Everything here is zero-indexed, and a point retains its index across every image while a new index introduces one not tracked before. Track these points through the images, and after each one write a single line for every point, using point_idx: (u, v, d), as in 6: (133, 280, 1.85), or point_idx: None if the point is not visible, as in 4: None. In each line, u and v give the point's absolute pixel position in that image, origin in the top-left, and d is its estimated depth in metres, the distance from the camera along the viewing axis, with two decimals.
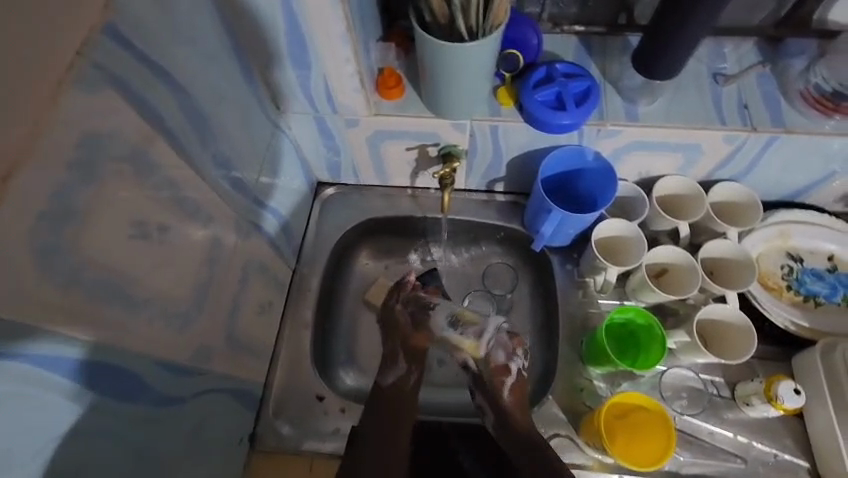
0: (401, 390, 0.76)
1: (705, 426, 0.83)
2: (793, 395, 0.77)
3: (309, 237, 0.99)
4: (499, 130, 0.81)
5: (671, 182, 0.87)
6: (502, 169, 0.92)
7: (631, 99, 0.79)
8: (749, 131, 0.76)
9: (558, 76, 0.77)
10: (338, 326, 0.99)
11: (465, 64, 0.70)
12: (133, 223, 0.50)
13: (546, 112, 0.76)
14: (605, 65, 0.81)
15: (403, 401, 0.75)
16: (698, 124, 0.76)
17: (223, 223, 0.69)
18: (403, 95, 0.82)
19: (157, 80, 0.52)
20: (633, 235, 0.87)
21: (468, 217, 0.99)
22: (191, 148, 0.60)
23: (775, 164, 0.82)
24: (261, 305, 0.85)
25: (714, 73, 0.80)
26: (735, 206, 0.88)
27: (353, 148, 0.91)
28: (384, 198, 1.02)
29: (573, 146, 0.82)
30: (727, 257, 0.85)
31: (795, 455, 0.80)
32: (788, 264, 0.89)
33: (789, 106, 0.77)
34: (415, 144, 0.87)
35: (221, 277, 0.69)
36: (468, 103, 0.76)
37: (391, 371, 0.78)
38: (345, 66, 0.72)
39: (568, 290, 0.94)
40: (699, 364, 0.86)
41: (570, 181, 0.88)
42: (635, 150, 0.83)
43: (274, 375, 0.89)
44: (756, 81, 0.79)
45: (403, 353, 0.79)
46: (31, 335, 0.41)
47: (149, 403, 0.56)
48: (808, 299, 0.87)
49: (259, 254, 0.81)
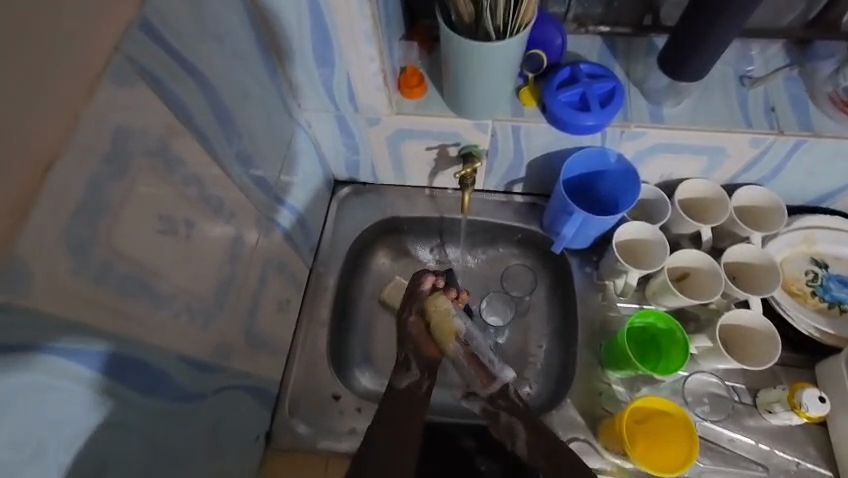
0: (412, 394, 0.75)
1: (726, 432, 0.81)
2: (817, 402, 0.76)
3: (327, 236, 0.99)
4: (521, 130, 0.80)
5: (694, 185, 0.86)
6: (522, 170, 0.91)
7: (655, 100, 0.78)
8: (775, 134, 0.75)
9: (582, 76, 0.77)
10: (354, 325, 0.99)
11: (491, 64, 0.69)
12: (160, 217, 0.50)
13: (570, 113, 0.75)
14: (629, 66, 0.81)
15: (415, 408, 0.73)
16: (724, 127, 0.76)
17: (245, 220, 0.69)
18: (425, 95, 0.81)
19: (187, 76, 0.53)
20: (655, 238, 0.86)
21: (486, 218, 0.98)
22: (217, 145, 0.60)
23: (801, 168, 0.81)
24: (280, 303, 0.85)
25: (740, 75, 0.79)
26: (759, 210, 0.87)
27: (373, 147, 0.91)
28: (401, 198, 1.01)
29: (595, 148, 0.82)
30: (750, 262, 0.84)
31: (819, 464, 0.79)
32: (812, 270, 0.87)
33: (817, 109, 0.76)
34: (435, 144, 0.87)
35: (243, 274, 0.69)
36: (491, 102, 0.76)
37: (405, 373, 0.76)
38: (369, 64, 0.72)
39: (587, 293, 0.93)
40: (720, 370, 0.85)
41: (592, 183, 0.87)
42: (658, 153, 0.82)
43: (291, 373, 0.89)
44: (784, 84, 0.78)
45: (415, 359, 0.76)
46: (63, 329, 0.41)
47: (170, 398, 0.56)
48: (832, 305, 0.85)
49: (279, 252, 0.81)
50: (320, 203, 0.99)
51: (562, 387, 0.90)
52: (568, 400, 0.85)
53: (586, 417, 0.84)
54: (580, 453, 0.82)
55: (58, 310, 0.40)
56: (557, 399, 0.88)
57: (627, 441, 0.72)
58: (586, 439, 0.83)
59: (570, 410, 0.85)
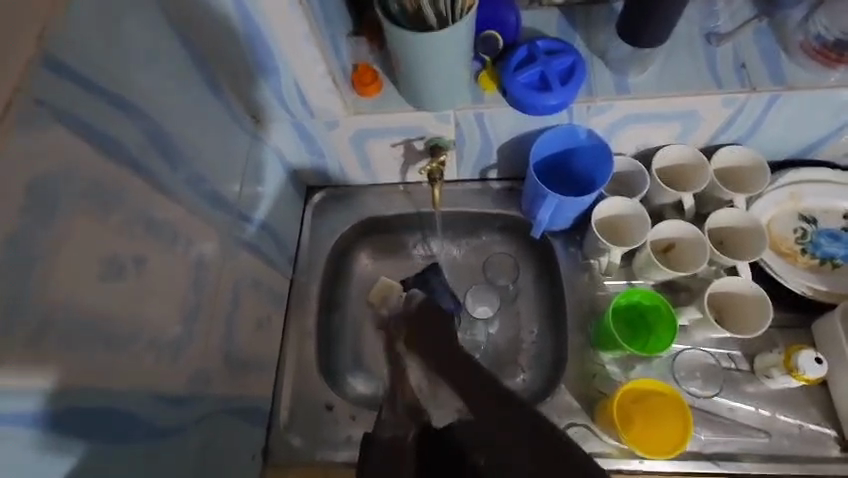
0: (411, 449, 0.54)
1: (724, 402, 0.80)
2: (814, 364, 0.74)
3: (304, 244, 0.97)
4: (484, 117, 0.77)
5: (671, 152, 0.83)
6: (493, 156, 0.88)
7: (620, 70, 0.74)
8: (747, 92, 0.71)
9: (540, 54, 0.73)
10: (342, 331, 0.97)
11: (438, 53, 0.66)
12: (103, 260, 0.49)
13: (530, 94, 0.72)
14: (590, 37, 0.77)
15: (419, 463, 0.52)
16: (693, 90, 0.72)
17: (208, 243, 0.67)
18: (381, 91, 0.78)
19: (110, 108, 0.50)
20: (635, 212, 0.83)
21: (463, 207, 0.96)
22: (160, 172, 0.58)
23: (778, 122, 0.77)
24: (258, 320, 0.83)
25: (707, 33, 0.75)
26: (740, 171, 0.84)
27: (337, 149, 0.88)
28: (376, 196, 0.99)
29: (563, 126, 0.79)
30: (734, 226, 0.82)
31: (822, 425, 0.78)
32: (801, 227, 0.84)
33: (789, 61, 0.72)
34: (400, 140, 0.84)
35: (212, 299, 0.68)
36: (448, 91, 0.73)
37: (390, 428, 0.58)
38: (313, 67, 0.69)
39: (573, 274, 0.91)
40: (714, 340, 0.83)
41: (565, 161, 0.84)
42: (629, 124, 0.79)
43: (281, 388, 0.88)
44: (753, 37, 0.74)
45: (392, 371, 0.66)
46: None
47: (143, 439, 0.55)
48: (824, 262, 0.82)
49: (251, 268, 0.80)
50: (293, 212, 0.96)
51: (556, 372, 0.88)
52: (562, 386, 0.84)
53: (583, 401, 0.83)
54: (580, 439, 0.80)
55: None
56: (551, 385, 0.87)
57: (618, 424, 0.71)
58: (585, 424, 0.81)
59: (565, 395, 0.83)
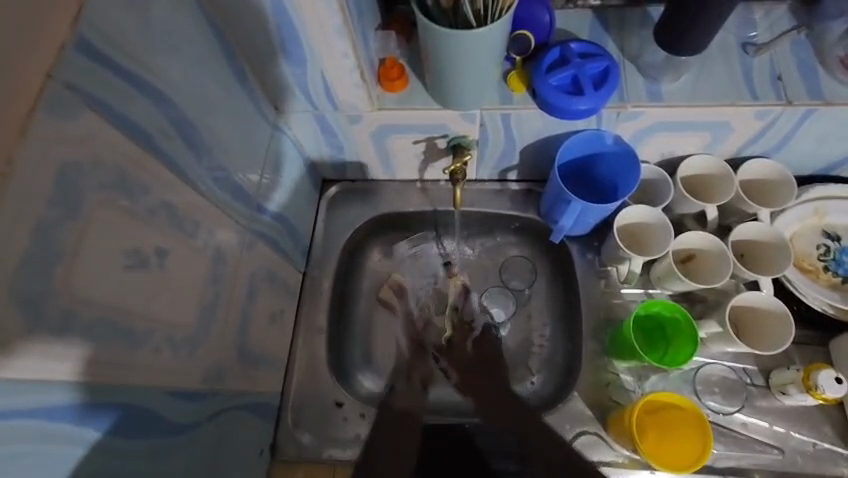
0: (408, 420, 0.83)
1: (738, 416, 0.79)
2: (834, 384, 0.73)
3: (318, 238, 0.96)
4: (511, 118, 0.76)
5: (697, 162, 0.82)
6: (515, 157, 0.87)
7: (653, 77, 0.73)
8: (783, 105, 0.70)
9: (573, 57, 0.71)
10: (353, 328, 0.97)
11: (472, 51, 0.64)
12: (127, 251, 0.47)
13: (561, 98, 0.70)
14: (623, 41, 0.75)
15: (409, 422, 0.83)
16: (727, 100, 0.71)
17: (228, 236, 0.66)
18: (407, 87, 0.77)
19: (139, 95, 0.48)
20: (657, 221, 0.82)
21: (481, 207, 0.95)
22: (184, 163, 0.56)
23: (810, 137, 0.76)
24: (272, 314, 0.82)
25: (743, 43, 0.74)
26: (765, 184, 0.83)
27: (357, 144, 0.86)
28: (393, 193, 0.98)
29: (591, 131, 0.77)
30: (759, 240, 0.81)
31: (835, 444, 0.77)
32: (824, 244, 0.83)
33: (827, 75, 0.71)
34: (422, 137, 0.83)
35: (229, 293, 0.67)
36: (476, 90, 0.71)
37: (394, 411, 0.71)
38: (343, 61, 0.67)
39: (589, 280, 0.90)
40: (730, 354, 0.83)
41: (589, 167, 0.83)
42: (658, 131, 0.77)
43: (290, 383, 0.87)
44: (791, 49, 0.73)
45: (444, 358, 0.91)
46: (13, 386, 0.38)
47: (158, 434, 0.53)
48: (846, 280, 0.82)
49: (268, 262, 0.78)
50: (308, 205, 0.95)
51: (567, 377, 0.87)
52: (575, 393, 0.83)
53: (595, 409, 0.82)
54: (591, 447, 0.80)
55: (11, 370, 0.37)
56: (563, 392, 0.86)
57: (636, 435, 0.70)
58: (596, 432, 0.81)
59: (577, 403, 0.83)
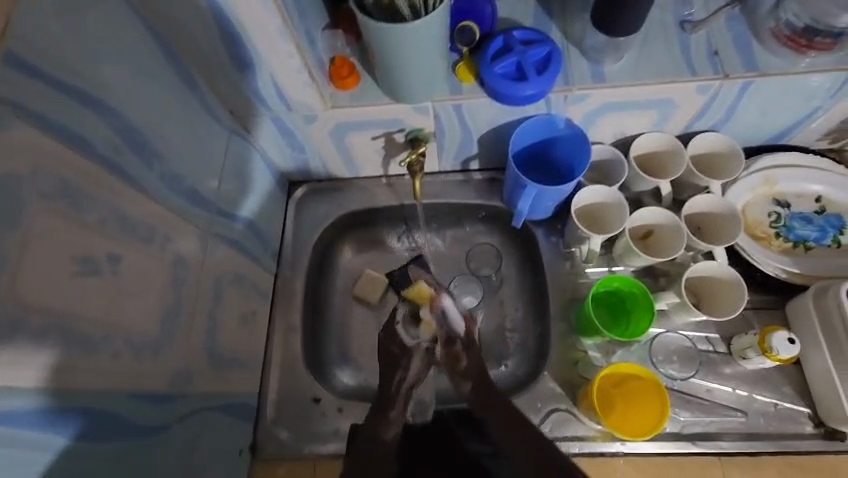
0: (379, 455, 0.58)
1: (702, 383, 0.82)
2: (788, 345, 0.76)
3: (287, 239, 0.97)
4: (463, 108, 0.77)
5: (647, 140, 0.84)
6: (474, 147, 0.89)
7: (596, 59, 0.75)
8: (721, 79, 0.72)
9: (516, 44, 0.73)
10: (329, 324, 0.98)
11: (413, 45, 0.66)
12: (77, 259, 0.48)
13: (506, 85, 0.72)
14: (566, 27, 0.77)
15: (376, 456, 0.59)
16: (667, 78, 0.73)
17: (188, 241, 0.67)
18: (359, 84, 0.78)
19: (80, 106, 0.50)
20: (614, 200, 0.85)
21: (446, 198, 0.96)
22: (135, 170, 0.57)
23: (751, 108, 0.79)
24: (243, 315, 0.83)
25: (680, 21, 0.76)
26: (715, 157, 0.85)
27: (317, 143, 0.88)
28: (359, 190, 0.99)
29: (541, 115, 0.79)
30: (713, 212, 0.83)
31: (796, 403, 0.80)
32: (775, 211, 0.86)
33: (760, 47, 0.73)
34: (380, 132, 0.84)
35: (193, 296, 0.68)
36: (425, 84, 0.73)
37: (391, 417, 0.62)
38: (290, 61, 0.68)
39: (555, 262, 0.92)
40: (692, 324, 0.85)
41: (544, 151, 0.85)
42: (606, 112, 0.79)
43: (267, 383, 0.88)
44: (726, 24, 0.75)
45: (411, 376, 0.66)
46: None
47: (125, 437, 0.54)
48: (797, 244, 0.84)
49: (234, 265, 0.80)
50: (275, 207, 0.96)
51: (539, 358, 0.89)
52: (545, 373, 0.85)
53: (566, 387, 0.84)
54: (563, 424, 0.82)
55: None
56: (534, 373, 0.88)
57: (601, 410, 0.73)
58: (568, 409, 0.82)
59: (548, 382, 0.85)
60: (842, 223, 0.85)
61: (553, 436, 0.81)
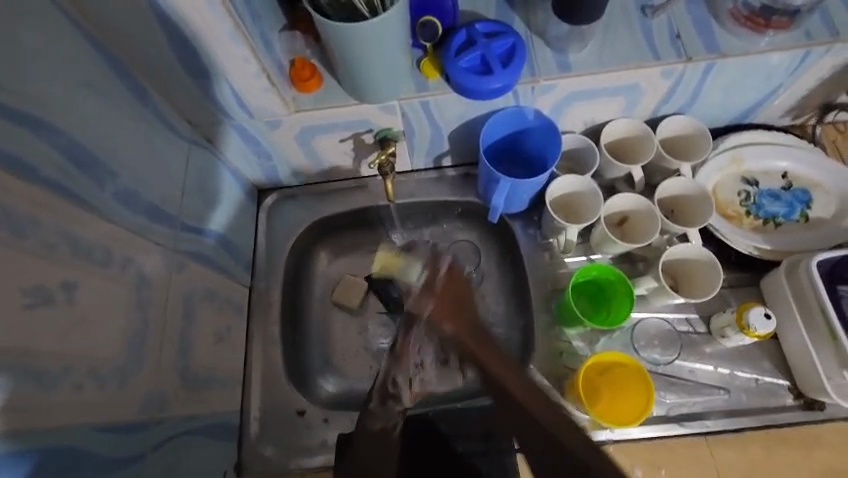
0: (388, 438, 0.64)
1: (685, 365, 0.83)
2: (764, 320, 0.77)
3: (261, 249, 0.94)
4: (430, 105, 0.76)
5: (616, 127, 0.85)
6: (445, 143, 0.87)
7: (560, 48, 0.74)
8: (684, 62, 0.72)
9: (479, 37, 0.72)
10: (310, 334, 0.96)
11: (372, 43, 0.64)
12: (25, 291, 0.45)
13: (472, 79, 0.71)
14: (529, 17, 0.77)
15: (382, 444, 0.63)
16: (632, 63, 0.73)
17: (151, 261, 0.64)
18: (322, 86, 0.76)
19: (18, 128, 0.46)
20: (587, 188, 0.85)
21: (421, 197, 0.95)
22: (86, 191, 0.54)
23: (716, 90, 0.79)
24: (218, 332, 0.81)
25: (641, 6, 0.76)
26: (684, 140, 0.86)
27: (285, 149, 0.85)
28: (332, 194, 0.97)
29: (510, 108, 0.78)
30: (685, 194, 0.84)
31: (776, 376, 0.81)
32: (744, 190, 0.87)
33: (720, 29, 0.74)
34: (348, 134, 0.82)
35: (161, 318, 0.65)
36: (390, 83, 0.71)
37: (378, 415, 0.64)
38: (247, 66, 0.66)
39: (533, 254, 0.92)
40: (671, 306, 0.86)
41: (516, 144, 0.84)
42: (574, 101, 0.79)
43: (249, 399, 0.86)
44: (686, 8, 0.76)
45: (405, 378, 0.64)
46: None
47: (95, 473, 0.52)
48: (767, 221, 0.85)
49: (204, 280, 0.77)
50: (245, 218, 0.93)
51: (524, 352, 0.89)
52: (531, 366, 0.85)
53: (552, 379, 0.84)
54: None
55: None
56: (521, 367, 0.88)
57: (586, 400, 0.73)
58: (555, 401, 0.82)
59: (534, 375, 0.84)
60: (809, 198, 0.86)
61: None
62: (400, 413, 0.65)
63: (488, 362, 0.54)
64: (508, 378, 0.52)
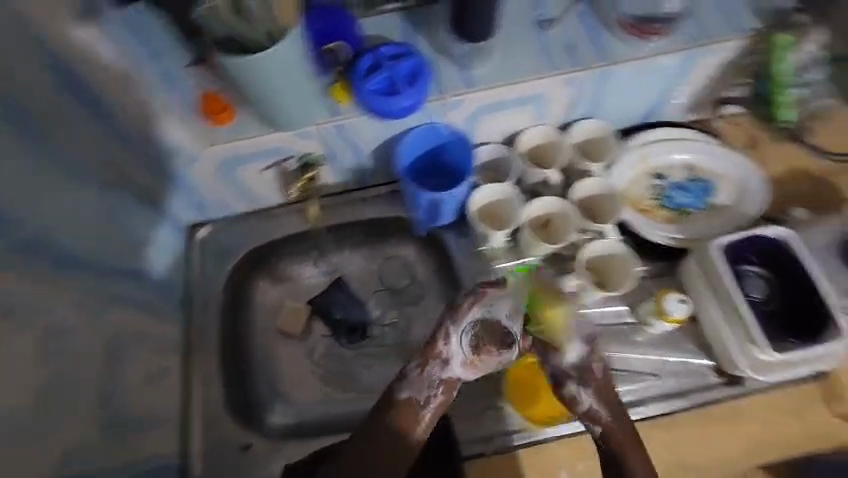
0: (378, 433, 0.63)
1: (617, 356, 0.86)
2: (679, 304, 0.82)
3: (195, 284, 0.93)
4: (344, 128, 0.78)
5: (530, 135, 0.89)
6: (369, 163, 0.88)
7: (464, 65, 0.77)
8: (581, 71, 0.78)
9: (384, 60, 0.75)
10: (254, 365, 0.95)
11: (268, 74, 0.65)
12: None
13: (381, 100, 0.73)
14: (433, 37, 0.79)
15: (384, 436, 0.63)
16: (533, 74, 0.77)
17: (62, 309, 0.62)
18: (235, 119, 0.78)
19: None
20: (509, 195, 0.89)
21: (355, 217, 0.97)
22: None
23: (615, 94, 0.85)
24: (148, 374, 0.79)
25: (536, 20, 0.80)
26: (595, 142, 0.90)
27: (210, 183, 0.86)
28: (265, 222, 0.97)
29: (424, 125, 0.81)
30: (599, 194, 0.88)
31: (700, 358, 0.85)
32: (655, 184, 0.92)
33: (609, 36, 0.79)
34: (270, 163, 0.83)
35: (76, 367, 0.63)
36: (299, 110, 0.73)
37: (413, 384, 0.65)
38: (148, 101, 0.72)
39: (467, 263, 0.94)
40: (600, 301, 0.90)
41: (437, 158, 0.87)
42: (485, 114, 0.82)
43: (191, 439, 0.84)
44: (577, 20, 0.80)
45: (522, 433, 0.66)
46: None
47: None
48: (677, 212, 0.91)
49: (129, 323, 0.75)
50: (175, 254, 0.92)
51: None
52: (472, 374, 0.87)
53: (493, 384, 0.86)
54: (494, 420, 0.83)
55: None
56: None
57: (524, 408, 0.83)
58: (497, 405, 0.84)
59: (476, 382, 0.86)
60: (713, 186, 0.91)
61: (488, 434, 0.82)
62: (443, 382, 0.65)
63: (630, 461, 0.65)
64: (615, 426, 0.66)
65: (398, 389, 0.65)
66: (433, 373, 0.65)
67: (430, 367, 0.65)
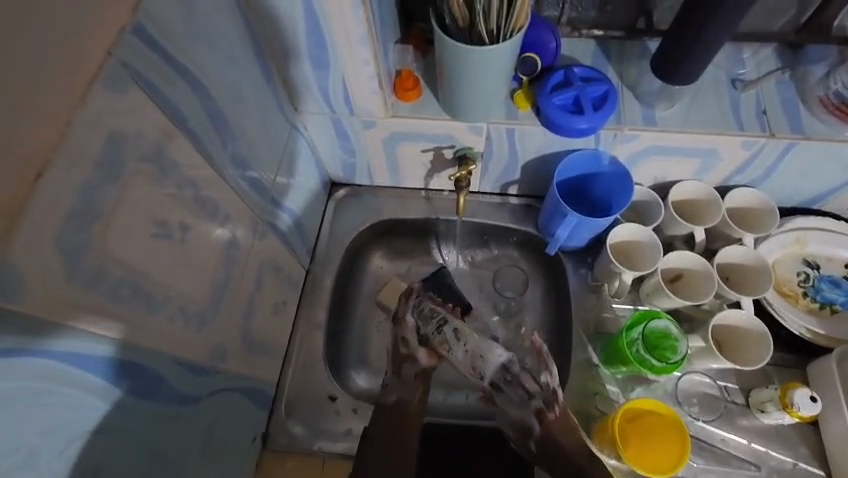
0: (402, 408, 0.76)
1: (718, 432, 0.82)
2: (809, 403, 0.76)
3: (323, 237, 0.99)
4: (515, 133, 0.81)
5: (686, 187, 0.87)
6: (517, 172, 0.92)
7: (648, 103, 0.79)
8: (767, 137, 0.75)
9: (576, 80, 0.77)
10: (352, 326, 1.00)
11: (483, 67, 0.70)
12: (155, 222, 0.51)
13: (563, 116, 0.76)
14: (623, 69, 0.82)
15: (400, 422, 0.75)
16: (715, 129, 0.76)
17: (243, 223, 0.69)
18: (420, 98, 0.82)
19: (179, 79, 0.53)
20: (648, 239, 0.87)
21: (482, 218, 0.99)
22: (211, 145, 0.60)
23: (793, 169, 0.82)
24: (275, 303, 0.85)
25: (732, 78, 0.80)
26: (750, 212, 0.88)
27: (369, 150, 0.91)
28: (397, 200, 1.02)
29: (588, 150, 0.83)
30: (744, 263, 0.85)
31: (810, 464, 0.80)
32: (804, 271, 0.88)
33: (808, 112, 0.77)
34: (430, 146, 0.88)
35: (238, 276, 0.69)
36: (485, 106, 0.77)
37: (396, 387, 0.77)
38: (363, 67, 0.72)
39: (582, 294, 0.94)
40: (713, 371, 0.86)
41: (586, 184, 0.88)
42: (652, 155, 0.83)
43: (286, 374, 0.89)
44: (776, 87, 0.79)
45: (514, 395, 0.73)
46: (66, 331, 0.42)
47: (166, 400, 0.56)
48: (824, 306, 0.86)
49: (275, 252, 0.81)
50: (317, 206, 0.99)
51: (555, 388, 0.90)
52: (562, 401, 0.86)
53: (580, 417, 0.85)
54: None
55: (36, 312, 0.39)
56: None
57: (632, 458, 0.74)
58: None
59: (564, 411, 0.85)
60: None
61: None
62: (417, 378, 0.77)
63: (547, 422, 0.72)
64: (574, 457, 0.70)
65: (387, 392, 0.78)
66: (409, 373, 0.77)
67: (405, 368, 0.77)
